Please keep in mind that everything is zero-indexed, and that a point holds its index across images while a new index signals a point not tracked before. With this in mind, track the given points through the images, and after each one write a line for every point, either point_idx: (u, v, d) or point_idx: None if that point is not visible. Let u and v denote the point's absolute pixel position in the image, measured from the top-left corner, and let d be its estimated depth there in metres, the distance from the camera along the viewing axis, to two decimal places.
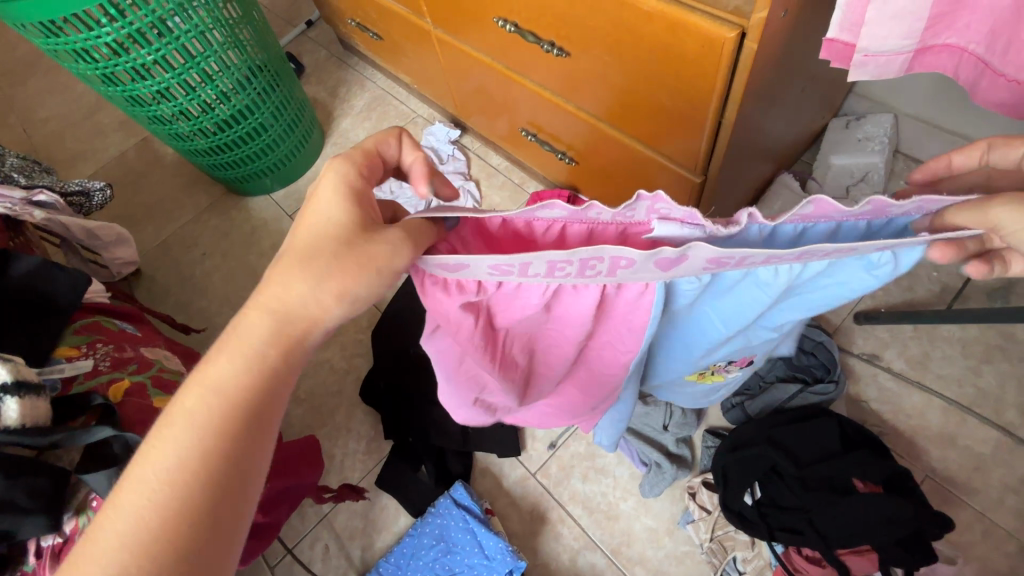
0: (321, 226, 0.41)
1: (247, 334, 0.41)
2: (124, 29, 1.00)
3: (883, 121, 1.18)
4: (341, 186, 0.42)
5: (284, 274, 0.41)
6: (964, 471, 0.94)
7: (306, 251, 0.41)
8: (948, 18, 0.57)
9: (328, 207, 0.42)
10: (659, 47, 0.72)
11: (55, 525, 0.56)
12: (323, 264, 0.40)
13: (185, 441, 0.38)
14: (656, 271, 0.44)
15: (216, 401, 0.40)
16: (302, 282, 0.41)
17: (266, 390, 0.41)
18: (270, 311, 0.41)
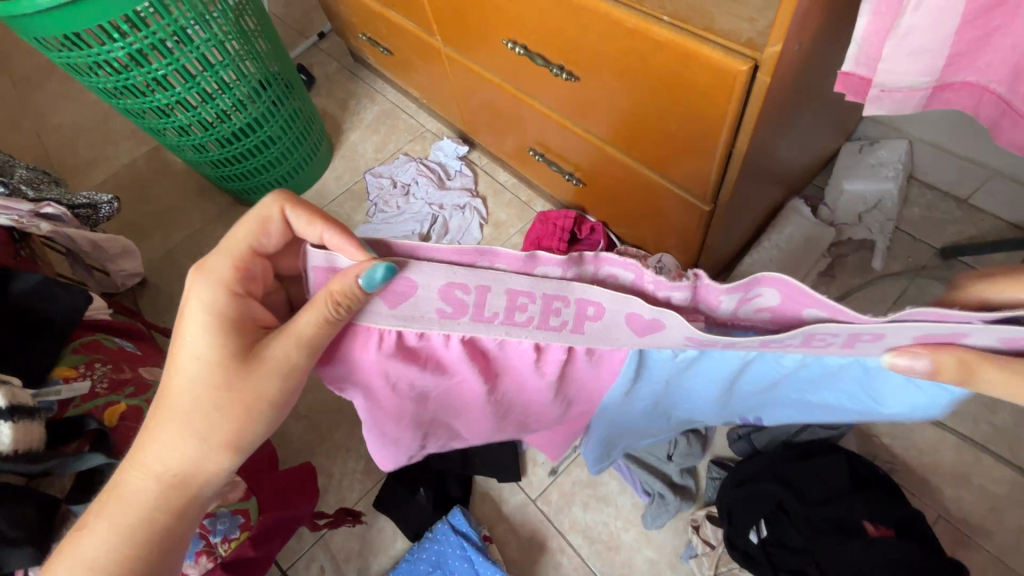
0: (198, 381, 0.48)
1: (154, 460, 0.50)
2: (147, 38, 1.01)
3: (897, 147, 1.16)
4: (205, 322, 0.48)
5: (168, 419, 0.49)
6: (978, 513, 0.91)
7: (185, 390, 0.49)
8: (969, 56, 0.56)
9: (206, 364, 0.48)
10: (669, 76, 0.71)
11: (42, 558, 0.55)
12: (201, 401, 0.49)
13: (108, 535, 0.50)
14: (631, 332, 0.52)
15: (139, 512, 0.51)
16: (183, 427, 0.49)
17: (174, 504, 0.51)
18: (163, 448, 0.50)
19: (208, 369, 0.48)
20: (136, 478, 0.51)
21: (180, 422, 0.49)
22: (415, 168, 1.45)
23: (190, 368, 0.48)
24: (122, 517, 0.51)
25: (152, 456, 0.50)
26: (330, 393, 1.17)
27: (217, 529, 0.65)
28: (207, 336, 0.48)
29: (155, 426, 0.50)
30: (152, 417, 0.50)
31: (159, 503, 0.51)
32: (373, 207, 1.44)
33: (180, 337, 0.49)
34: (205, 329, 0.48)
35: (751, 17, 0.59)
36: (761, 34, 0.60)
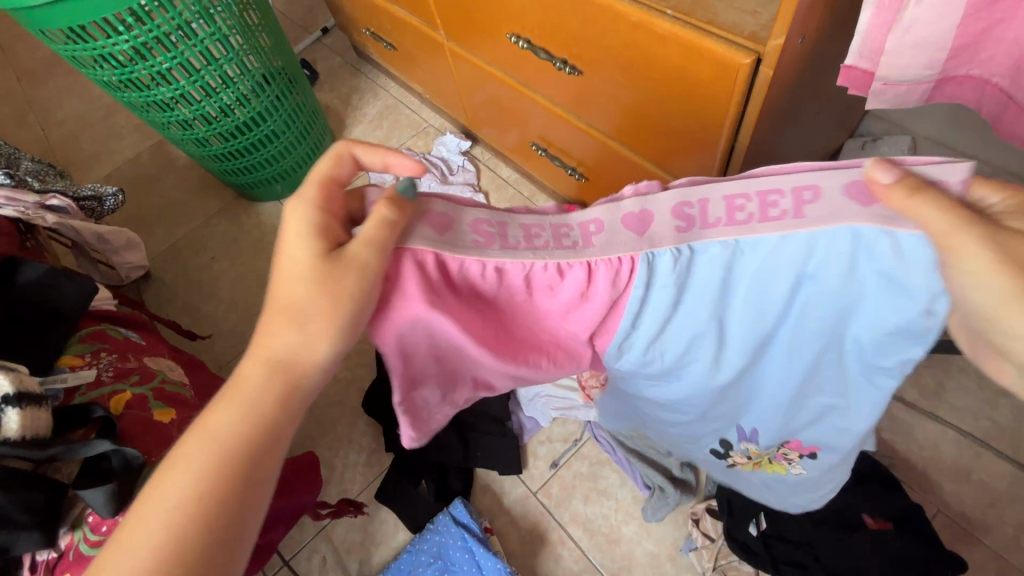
0: (297, 280, 0.42)
1: (244, 384, 0.43)
2: (152, 32, 1.01)
3: (901, 144, 1.16)
4: (310, 226, 0.43)
5: (269, 329, 0.43)
6: (978, 508, 0.92)
7: (288, 295, 0.43)
8: (971, 50, 0.56)
9: (309, 263, 0.42)
10: (672, 70, 0.72)
11: (49, 541, 0.56)
12: (300, 307, 0.42)
13: (187, 477, 0.41)
14: (632, 236, 0.44)
15: (216, 450, 0.42)
16: (286, 333, 0.43)
17: (262, 439, 0.43)
18: (263, 363, 0.43)
19: (308, 260, 0.42)
20: (235, 390, 0.43)
21: (277, 327, 0.43)
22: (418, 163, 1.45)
23: (287, 268, 0.43)
24: (223, 426, 0.43)
25: (248, 382, 0.43)
26: (332, 386, 1.18)
27: None
28: (309, 239, 0.43)
29: (256, 340, 0.43)
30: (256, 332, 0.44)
31: (254, 420, 0.43)
32: None
33: (284, 245, 0.44)
34: (307, 231, 0.43)
35: (754, 10, 0.60)
36: (764, 27, 0.60)
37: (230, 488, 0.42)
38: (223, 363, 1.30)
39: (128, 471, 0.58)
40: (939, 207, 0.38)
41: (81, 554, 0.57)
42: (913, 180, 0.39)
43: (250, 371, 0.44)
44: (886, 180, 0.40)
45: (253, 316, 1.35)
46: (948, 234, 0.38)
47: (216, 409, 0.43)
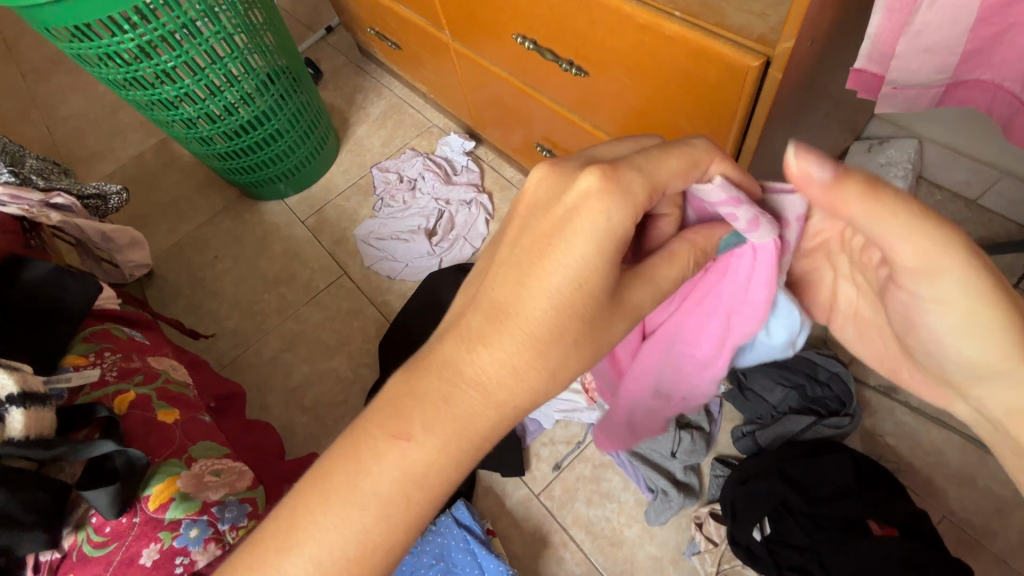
0: (563, 300, 0.40)
1: (460, 409, 0.40)
2: (157, 30, 1.01)
3: (906, 147, 1.15)
4: (603, 232, 0.39)
5: (501, 340, 0.41)
6: (983, 515, 0.91)
7: (543, 321, 0.40)
8: (982, 55, 0.55)
9: (579, 289, 0.40)
10: (679, 72, 0.71)
11: (54, 542, 0.56)
12: (553, 345, 0.41)
13: (382, 494, 0.39)
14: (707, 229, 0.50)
15: (409, 474, 0.40)
16: (518, 356, 0.41)
17: (456, 469, 0.41)
18: (479, 388, 0.41)
19: (585, 293, 0.40)
20: (435, 400, 0.40)
21: (518, 359, 0.41)
22: (422, 163, 1.45)
23: (554, 288, 0.40)
24: (419, 455, 0.40)
25: (450, 411, 0.40)
26: (334, 388, 1.23)
27: (226, 517, 0.60)
28: (594, 245, 0.39)
29: (480, 346, 0.41)
30: (467, 335, 0.42)
31: (456, 450, 0.40)
32: (379, 201, 1.44)
33: (565, 240, 0.39)
34: (597, 237, 0.39)
35: (763, 13, 0.59)
36: (773, 30, 0.60)
37: (423, 508, 0.41)
38: (225, 362, 1.30)
39: (133, 472, 0.58)
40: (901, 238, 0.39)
41: (85, 555, 0.57)
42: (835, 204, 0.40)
43: (459, 391, 0.41)
44: (822, 174, 0.39)
45: (255, 316, 1.35)
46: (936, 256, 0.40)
47: (425, 418, 0.40)
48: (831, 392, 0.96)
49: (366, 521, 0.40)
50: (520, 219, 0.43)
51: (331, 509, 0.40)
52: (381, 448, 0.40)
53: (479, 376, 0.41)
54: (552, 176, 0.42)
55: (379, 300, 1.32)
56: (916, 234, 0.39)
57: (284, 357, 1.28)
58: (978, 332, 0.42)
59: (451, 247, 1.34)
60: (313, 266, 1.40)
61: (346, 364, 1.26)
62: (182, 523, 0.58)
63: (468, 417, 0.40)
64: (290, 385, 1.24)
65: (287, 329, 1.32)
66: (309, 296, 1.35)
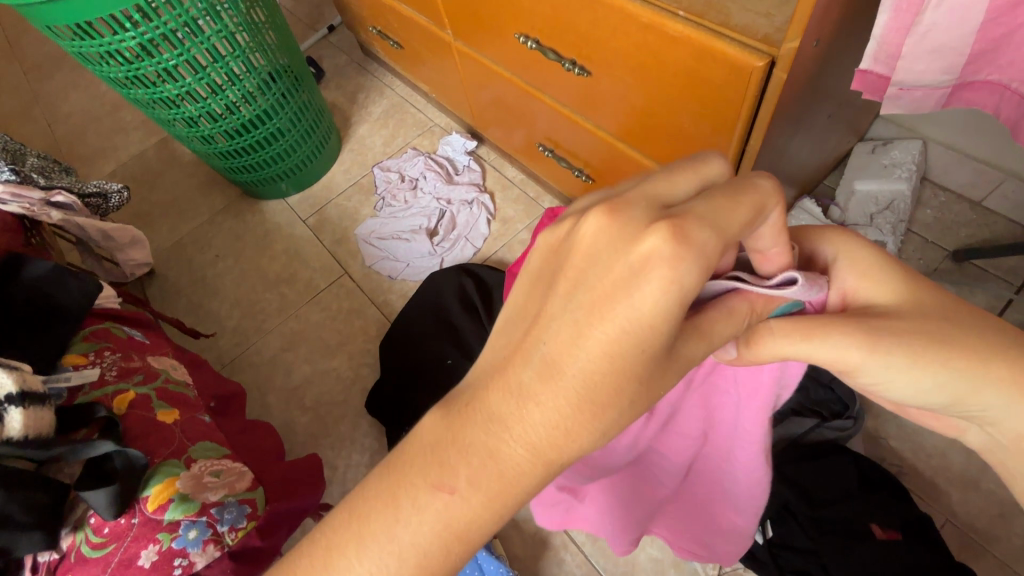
0: (627, 360, 0.30)
1: (506, 477, 0.31)
2: (158, 29, 1.01)
3: (911, 148, 1.14)
4: (675, 293, 0.29)
5: (555, 400, 0.30)
6: (987, 519, 0.90)
7: (610, 380, 0.30)
8: (990, 56, 0.55)
9: (641, 344, 0.30)
10: (682, 72, 0.71)
11: (52, 542, 0.55)
12: (617, 411, 0.31)
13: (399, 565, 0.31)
14: None
15: (430, 546, 0.31)
16: (578, 426, 0.31)
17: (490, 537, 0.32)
18: (533, 455, 0.31)
19: (655, 344, 0.30)
20: (479, 456, 0.31)
21: (568, 423, 0.30)
22: (423, 162, 1.44)
23: (610, 361, 0.30)
24: (453, 519, 0.31)
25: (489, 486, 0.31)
26: (335, 387, 1.23)
27: (225, 518, 0.60)
28: (667, 302, 0.29)
29: (526, 406, 0.31)
30: (510, 397, 0.31)
31: (498, 513, 0.31)
32: (381, 201, 1.44)
33: (630, 288, 0.30)
34: (671, 300, 0.29)
35: (768, 12, 0.59)
36: (778, 30, 0.59)
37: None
38: (225, 361, 1.30)
39: (131, 472, 0.58)
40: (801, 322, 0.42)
41: (83, 556, 0.56)
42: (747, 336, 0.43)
43: (503, 451, 0.31)
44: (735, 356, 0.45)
45: (256, 315, 1.35)
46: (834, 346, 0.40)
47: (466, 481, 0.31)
48: (833, 394, 0.94)
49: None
50: (572, 270, 0.32)
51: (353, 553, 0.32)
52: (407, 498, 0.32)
53: (523, 456, 0.31)
54: (607, 229, 0.32)
55: (380, 300, 1.32)
56: (811, 335, 0.41)
57: (285, 356, 1.28)
58: (897, 375, 0.39)
59: (453, 247, 1.34)
60: (314, 265, 1.39)
61: (347, 364, 1.26)
62: (181, 525, 0.58)
63: (510, 482, 0.31)
64: (290, 384, 1.24)
65: (288, 328, 1.31)
66: (310, 296, 1.35)
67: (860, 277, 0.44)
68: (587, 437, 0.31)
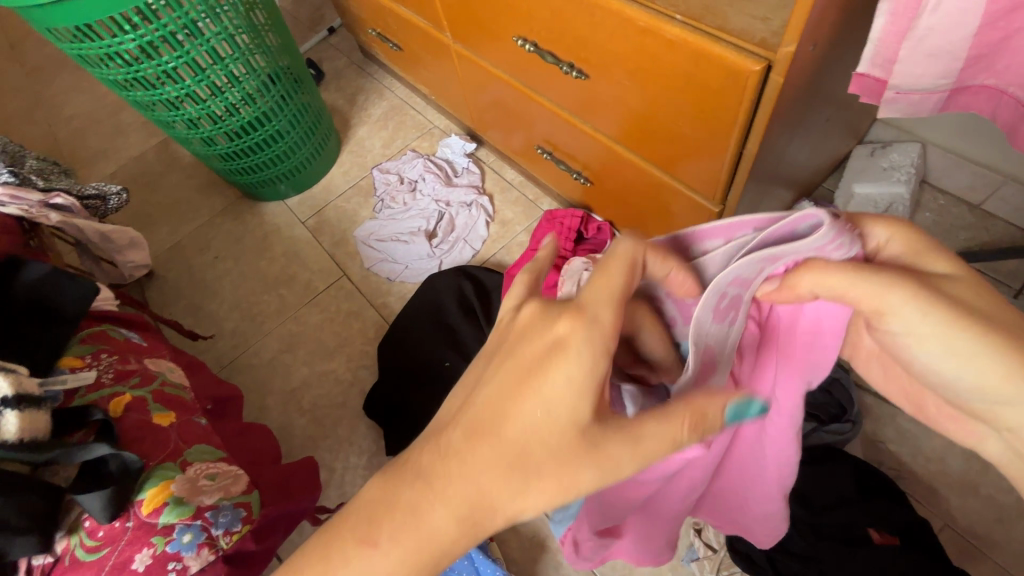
0: (531, 441, 0.36)
1: (427, 531, 0.38)
2: (158, 31, 1.01)
3: (910, 151, 1.14)
4: (573, 380, 0.36)
5: (467, 468, 0.37)
6: (986, 523, 0.90)
7: (515, 456, 0.37)
8: (987, 60, 0.54)
9: (549, 426, 0.36)
10: (679, 75, 0.71)
11: (46, 545, 0.55)
12: (522, 487, 0.37)
13: None
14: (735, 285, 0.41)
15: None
16: (488, 492, 0.37)
17: None
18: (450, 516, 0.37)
19: (563, 428, 0.36)
20: (406, 514, 0.38)
21: (482, 487, 0.37)
22: (422, 164, 1.44)
23: (526, 425, 0.36)
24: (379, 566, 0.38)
25: (410, 540, 0.38)
26: (333, 389, 1.23)
27: (219, 522, 0.60)
28: (564, 390, 0.36)
29: (445, 466, 0.38)
30: (439, 455, 0.38)
31: (418, 567, 0.38)
32: (379, 203, 1.44)
33: (537, 375, 0.37)
34: (568, 387, 0.36)
35: (765, 17, 0.59)
36: (775, 34, 0.59)
37: None
38: (224, 363, 1.30)
39: (126, 475, 0.58)
40: (847, 272, 0.37)
41: (78, 559, 0.56)
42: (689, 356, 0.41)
43: (426, 510, 0.38)
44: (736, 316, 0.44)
45: (254, 317, 1.35)
46: (877, 295, 0.36)
47: (392, 534, 0.38)
48: (831, 398, 0.94)
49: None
50: (506, 348, 0.40)
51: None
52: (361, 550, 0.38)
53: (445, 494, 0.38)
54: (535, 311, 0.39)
55: (379, 302, 1.32)
56: (865, 280, 0.36)
57: (284, 358, 1.28)
58: (929, 343, 0.36)
59: (451, 249, 1.34)
60: (313, 266, 1.40)
61: (345, 366, 1.26)
62: (175, 528, 0.58)
63: (432, 527, 0.38)
64: (289, 386, 1.24)
65: (286, 331, 1.31)
66: (308, 298, 1.35)
67: (916, 256, 0.39)
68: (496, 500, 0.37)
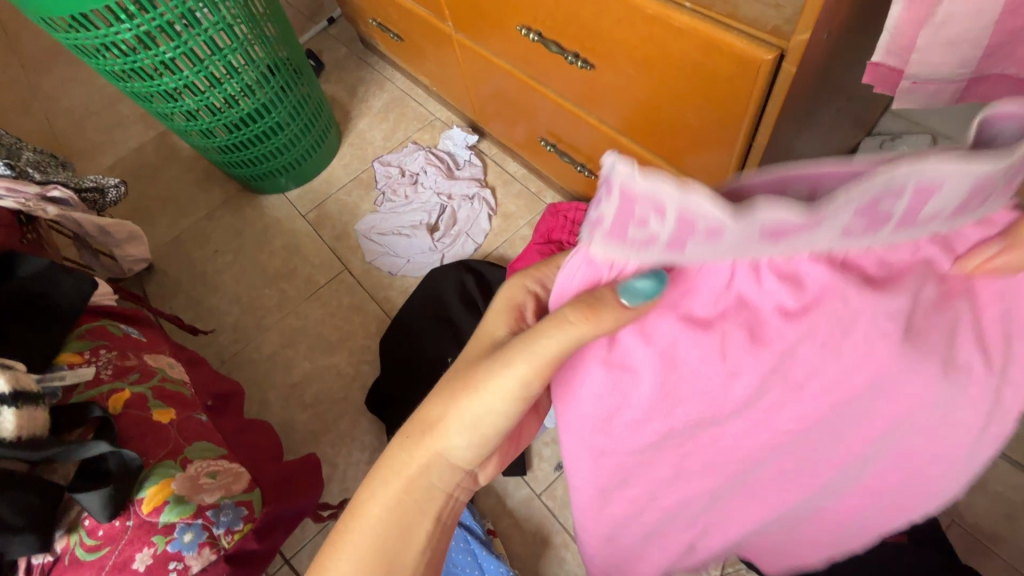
0: (480, 355, 0.46)
1: (410, 464, 0.44)
2: (155, 21, 0.99)
3: (920, 143, 1.12)
4: (509, 314, 0.47)
5: (435, 398, 0.45)
6: (993, 519, 0.89)
7: (464, 368, 0.45)
8: (1008, 48, 0.53)
9: (498, 343, 0.46)
10: (688, 65, 0.69)
11: (45, 545, 0.54)
12: (457, 384, 0.44)
13: (343, 549, 0.43)
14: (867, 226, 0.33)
15: (371, 526, 0.43)
16: (448, 406, 0.44)
17: (409, 519, 0.44)
18: (421, 439, 0.44)
19: (496, 342, 0.46)
20: (399, 447, 0.44)
21: (445, 400, 0.44)
22: (423, 157, 1.42)
23: (486, 343, 0.46)
24: (376, 503, 0.44)
25: (395, 470, 0.44)
26: (335, 384, 1.22)
27: (221, 521, 0.59)
28: (502, 325, 0.47)
29: (425, 405, 0.45)
30: (447, 379, 0.46)
31: (411, 491, 0.44)
32: (381, 195, 1.42)
33: (483, 327, 0.48)
34: (502, 318, 0.47)
35: (777, 4, 0.57)
36: (788, 22, 0.57)
37: (375, 557, 0.43)
38: (225, 357, 1.29)
39: (125, 473, 0.57)
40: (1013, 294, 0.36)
41: (78, 559, 0.55)
42: (608, 291, 0.36)
43: (404, 445, 0.44)
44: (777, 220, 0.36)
45: (256, 310, 1.34)
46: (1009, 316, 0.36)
47: (376, 473, 0.45)
48: None
49: (356, 555, 0.43)
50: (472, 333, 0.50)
51: (373, 488, 0.44)
52: (358, 503, 0.44)
53: (448, 397, 0.44)
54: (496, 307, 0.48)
55: (380, 296, 1.31)
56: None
57: (285, 352, 1.27)
58: None
59: (454, 242, 1.33)
60: (314, 261, 1.38)
61: (346, 360, 1.25)
62: (176, 527, 0.57)
63: (441, 425, 0.43)
64: (291, 381, 1.23)
65: (287, 325, 1.30)
66: (310, 292, 1.34)
67: None
68: (458, 411, 0.43)
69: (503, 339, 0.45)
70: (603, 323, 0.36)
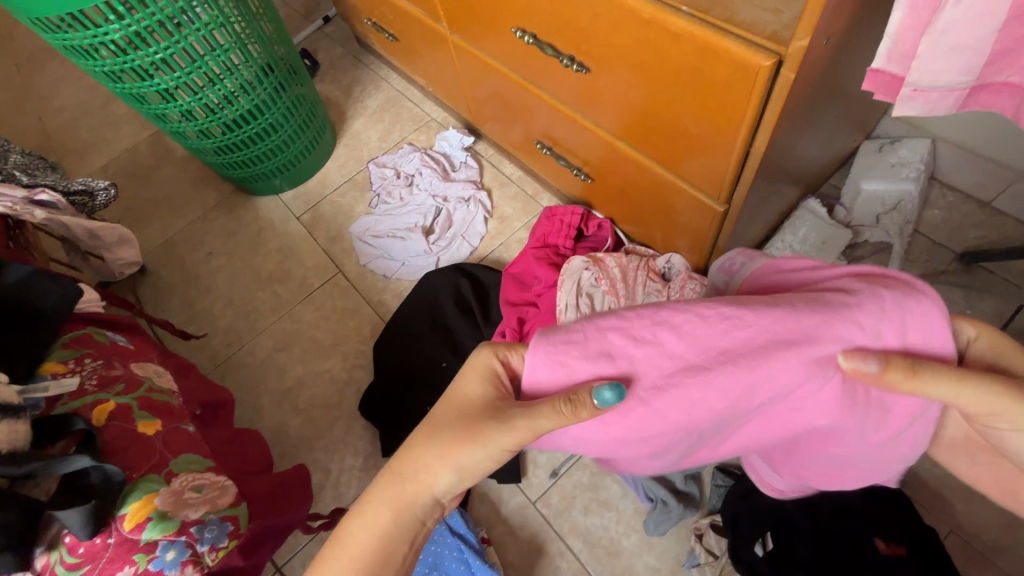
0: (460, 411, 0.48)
1: (397, 497, 0.47)
2: (144, 21, 0.97)
3: (920, 147, 1.11)
4: (486, 377, 0.50)
5: (422, 439, 0.48)
6: (992, 529, 0.89)
7: (446, 417, 0.48)
8: (1012, 55, 0.52)
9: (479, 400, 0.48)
10: (684, 70, 0.68)
11: (24, 563, 0.53)
12: (445, 433, 0.47)
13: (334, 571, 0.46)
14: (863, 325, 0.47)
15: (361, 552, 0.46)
16: (434, 453, 0.47)
17: (394, 547, 0.47)
18: (406, 475, 0.47)
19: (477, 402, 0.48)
20: (388, 481, 0.48)
21: (434, 444, 0.47)
22: (419, 158, 1.41)
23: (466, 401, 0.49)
24: (363, 532, 0.47)
25: (379, 504, 0.47)
26: (328, 389, 1.21)
27: (205, 537, 0.58)
28: (479, 385, 0.49)
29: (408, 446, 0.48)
30: (432, 424, 0.49)
31: (396, 520, 0.47)
32: (375, 197, 1.41)
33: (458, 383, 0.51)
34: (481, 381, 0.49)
35: (776, 9, 0.56)
36: (787, 27, 0.56)
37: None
38: (217, 361, 1.27)
39: (108, 489, 0.56)
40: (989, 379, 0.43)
41: None
42: (584, 395, 0.45)
43: (393, 480, 0.47)
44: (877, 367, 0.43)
45: (249, 314, 1.32)
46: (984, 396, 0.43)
47: (365, 505, 0.47)
48: None
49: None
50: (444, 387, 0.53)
51: (363, 516, 0.47)
52: (347, 531, 0.47)
53: (437, 442, 0.47)
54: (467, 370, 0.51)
55: (375, 299, 1.30)
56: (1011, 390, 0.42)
57: (278, 357, 1.26)
58: None
59: (449, 246, 1.31)
60: (308, 263, 1.37)
61: (340, 365, 1.23)
62: (158, 545, 0.56)
63: (427, 462, 0.47)
64: (284, 386, 1.22)
65: (280, 329, 1.29)
66: (304, 295, 1.33)
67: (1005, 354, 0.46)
68: (446, 456, 0.46)
69: (494, 403, 0.48)
70: (581, 417, 0.45)
